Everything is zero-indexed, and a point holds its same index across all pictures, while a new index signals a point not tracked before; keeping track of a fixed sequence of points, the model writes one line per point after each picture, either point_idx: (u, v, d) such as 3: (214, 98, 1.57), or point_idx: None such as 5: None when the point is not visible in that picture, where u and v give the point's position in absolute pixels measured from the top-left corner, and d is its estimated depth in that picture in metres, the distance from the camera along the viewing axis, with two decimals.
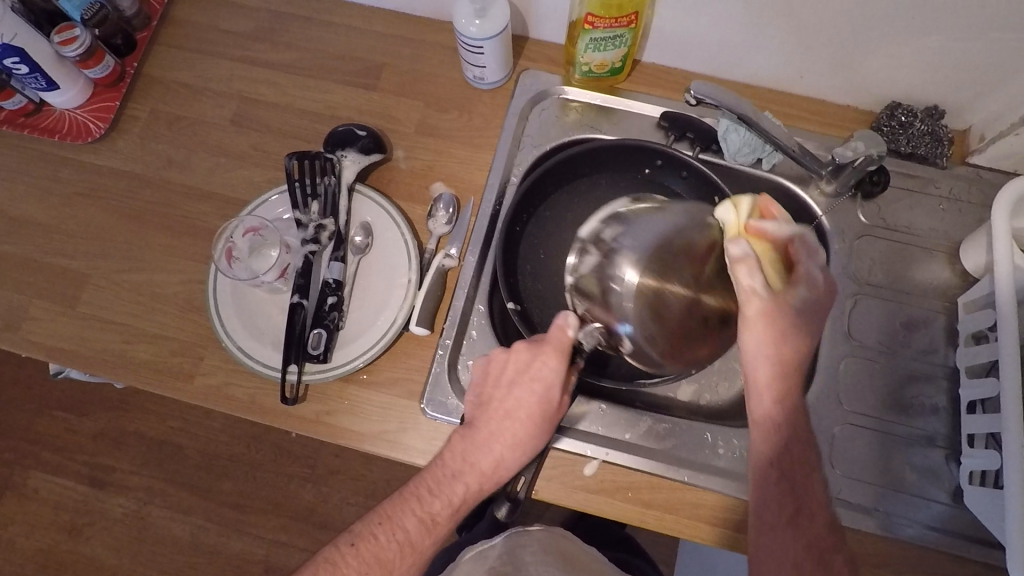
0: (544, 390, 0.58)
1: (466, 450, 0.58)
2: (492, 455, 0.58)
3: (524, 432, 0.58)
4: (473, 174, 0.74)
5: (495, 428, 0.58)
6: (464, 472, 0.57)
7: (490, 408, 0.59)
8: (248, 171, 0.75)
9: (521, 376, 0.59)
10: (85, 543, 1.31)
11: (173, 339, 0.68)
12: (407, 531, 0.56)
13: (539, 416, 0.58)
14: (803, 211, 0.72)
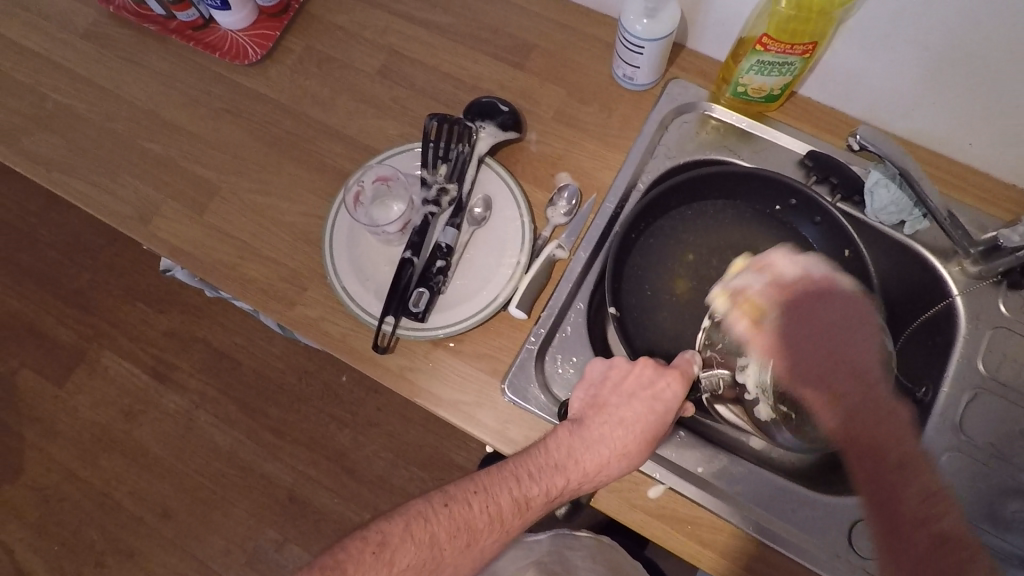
0: (657, 410, 0.59)
1: (573, 449, 0.58)
2: (604, 459, 0.58)
3: (635, 446, 0.58)
4: (600, 171, 0.73)
5: (608, 437, 0.58)
6: (568, 468, 0.57)
7: (614, 414, 0.59)
8: (383, 121, 0.76)
9: (642, 392, 0.60)
10: (137, 430, 1.39)
11: (282, 264, 0.70)
12: (499, 506, 0.57)
13: (650, 437, 0.58)
14: (937, 285, 0.68)
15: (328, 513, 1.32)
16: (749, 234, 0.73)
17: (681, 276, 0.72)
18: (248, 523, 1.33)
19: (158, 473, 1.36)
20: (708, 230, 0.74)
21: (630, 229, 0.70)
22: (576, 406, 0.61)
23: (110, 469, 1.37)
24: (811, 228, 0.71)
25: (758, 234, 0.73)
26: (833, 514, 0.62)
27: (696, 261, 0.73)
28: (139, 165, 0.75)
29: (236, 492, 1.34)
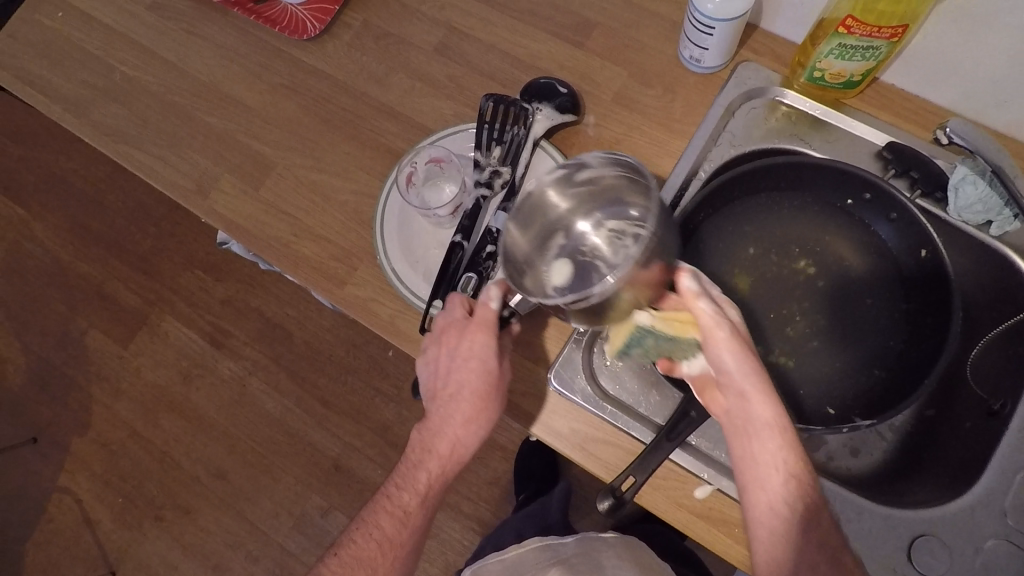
0: (442, 375, 0.60)
1: (427, 438, 0.59)
2: (453, 440, 0.59)
3: (462, 414, 0.59)
4: (660, 159, 0.70)
5: (452, 411, 0.59)
6: (426, 460, 0.59)
7: (437, 395, 0.60)
8: (439, 100, 0.75)
9: (456, 355, 0.59)
10: (195, 393, 1.45)
11: (334, 244, 0.71)
12: (382, 528, 0.57)
13: (482, 395, 0.59)
14: (1023, 292, 0.62)
15: (372, 484, 1.35)
16: (816, 230, 0.69)
17: (738, 272, 0.69)
18: (296, 489, 1.37)
19: (214, 436, 1.42)
20: (772, 224, 0.70)
21: (688, 220, 0.67)
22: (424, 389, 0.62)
23: (170, 430, 1.43)
24: (886, 226, 0.67)
25: (826, 230, 0.69)
26: (891, 528, 0.59)
27: (757, 256, 0.69)
28: (201, 141, 0.76)
29: (284, 458, 1.39)
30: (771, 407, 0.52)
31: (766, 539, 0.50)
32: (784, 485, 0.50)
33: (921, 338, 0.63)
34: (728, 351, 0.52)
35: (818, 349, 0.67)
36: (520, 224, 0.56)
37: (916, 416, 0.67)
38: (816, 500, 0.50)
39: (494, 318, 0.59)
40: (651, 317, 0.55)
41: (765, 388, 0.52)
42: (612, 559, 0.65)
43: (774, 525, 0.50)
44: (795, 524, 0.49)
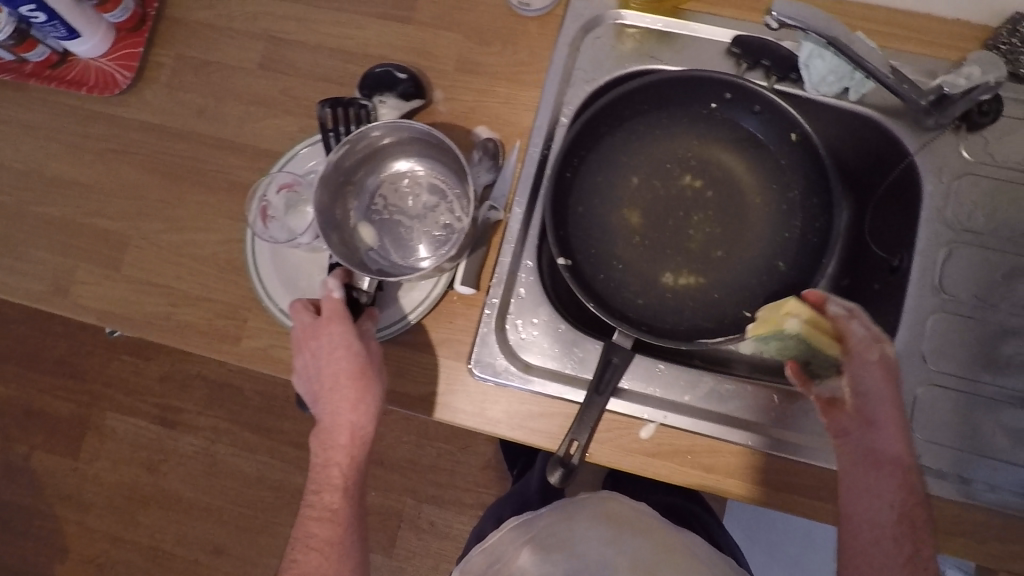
0: (315, 374, 0.58)
1: (325, 437, 0.59)
2: (349, 429, 0.58)
3: (345, 401, 0.57)
4: (519, 114, 0.67)
5: (337, 403, 0.57)
6: (333, 456, 0.58)
7: (320, 394, 0.59)
8: (279, 119, 0.69)
9: (317, 345, 0.57)
10: (162, 479, 1.37)
11: (215, 301, 0.67)
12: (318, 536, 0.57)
13: (355, 376, 0.57)
14: (895, 145, 0.64)
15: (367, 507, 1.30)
16: (687, 141, 0.68)
17: (626, 206, 0.68)
18: None
19: (195, 514, 1.35)
20: (645, 148, 0.68)
21: (563, 170, 0.65)
22: (308, 392, 0.61)
23: (150, 523, 1.36)
24: (751, 119, 0.66)
25: (700, 139, 0.68)
26: None
27: (639, 184, 0.68)
28: (46, 235, 0.70)
29: (273, 512, 1.33)
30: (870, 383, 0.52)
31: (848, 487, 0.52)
32: (891, 441, 0.51)
33: (817, 219, 0.64)
34: (871, 372, 0.52)
35: (722, 257, 0.67)
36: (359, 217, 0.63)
37: (832, 288, 0.71)
38: (918, 496, 0.50)
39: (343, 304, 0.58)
40: (797, 322, 0.54)
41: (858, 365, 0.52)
42: (582, 524, 0.63)
43: (858, 471, 0.51)
44: (891, 474, 0.51)
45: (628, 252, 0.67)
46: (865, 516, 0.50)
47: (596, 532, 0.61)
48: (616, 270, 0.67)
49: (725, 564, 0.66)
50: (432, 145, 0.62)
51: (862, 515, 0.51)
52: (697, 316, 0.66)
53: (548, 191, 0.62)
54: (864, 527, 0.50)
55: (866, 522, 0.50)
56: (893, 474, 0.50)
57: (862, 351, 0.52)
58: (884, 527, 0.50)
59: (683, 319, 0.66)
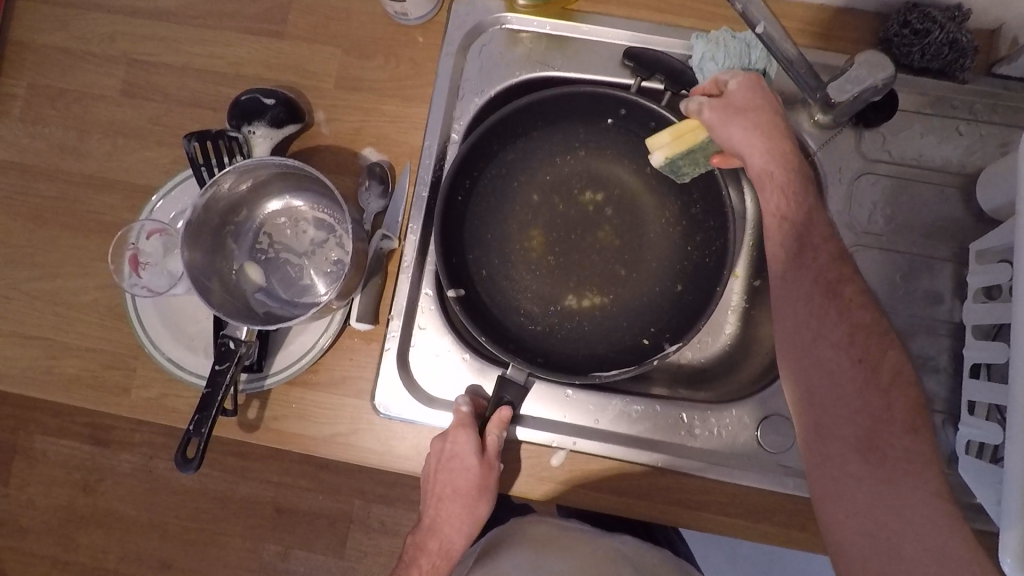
0: (429, 493, 0.60)
1: (420, 538, 0.61)
2: (440, 538, 0.60)
3: (452, 511, 0.59)
4: (408, 133, 0.63)
5: (444, 515, 0.60)
6: (421, 556, 0.60)
7: (428, 491, 0.59)
8: (149, 150, 0.64)
9: (450, 454, 0.58)
10: (99, 499, 1.31)
11: (98, 351, 0.62)
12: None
13: (468, 489, 0.58)
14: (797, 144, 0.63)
15: (315, 511, 1.29)
16: (584, 157, 0.66)
17: (523, 228, 0.66)
18: (245, 545, 1.30)
19: (140, 531, 1.32)
20: (541, 166, 0.66)
21: (451, 196, 0.61)
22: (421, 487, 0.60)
23: (91, 543, 1.31)
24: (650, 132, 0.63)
25: (595, 156, 0.66)
26: (740, 420, 0.60)
27: (536, 205, 0.66)
28: None
29: (219, 522, 1.31)
30: (766, 158, 0.53)
31: (790, 346, 0.51)
32: (801, 264, 0.51)
33: (713, 234, 0.62)
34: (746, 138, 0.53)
35: (624, 276, 0.65)
36: (241, 257, 0.60)
37: (746, 287, 0.70)
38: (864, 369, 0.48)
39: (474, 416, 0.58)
40: None
41: (755, 135, 0.53)
42: (507, 560, 0.64)
43: (783, 294, 0.52)
44: (818, 297, 0.50)
45: (527, 274, 0.65)
46: (802, 369, 0.50)
47: (521, 556, 0.64)
48: (514, 296, 0.65)
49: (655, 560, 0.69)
50: (313, 180, 0.58)
51: (807, 370, 0.49)
52: (607, 333, 0.64)
53: (437, 219, 0.58)
54: (819, 381, 0.49)
55: (812, 375, 0.49)
56: (824, 302, 0.50)
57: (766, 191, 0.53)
58: (828, 366, 0.49)
59: (592, 338, 0.64)
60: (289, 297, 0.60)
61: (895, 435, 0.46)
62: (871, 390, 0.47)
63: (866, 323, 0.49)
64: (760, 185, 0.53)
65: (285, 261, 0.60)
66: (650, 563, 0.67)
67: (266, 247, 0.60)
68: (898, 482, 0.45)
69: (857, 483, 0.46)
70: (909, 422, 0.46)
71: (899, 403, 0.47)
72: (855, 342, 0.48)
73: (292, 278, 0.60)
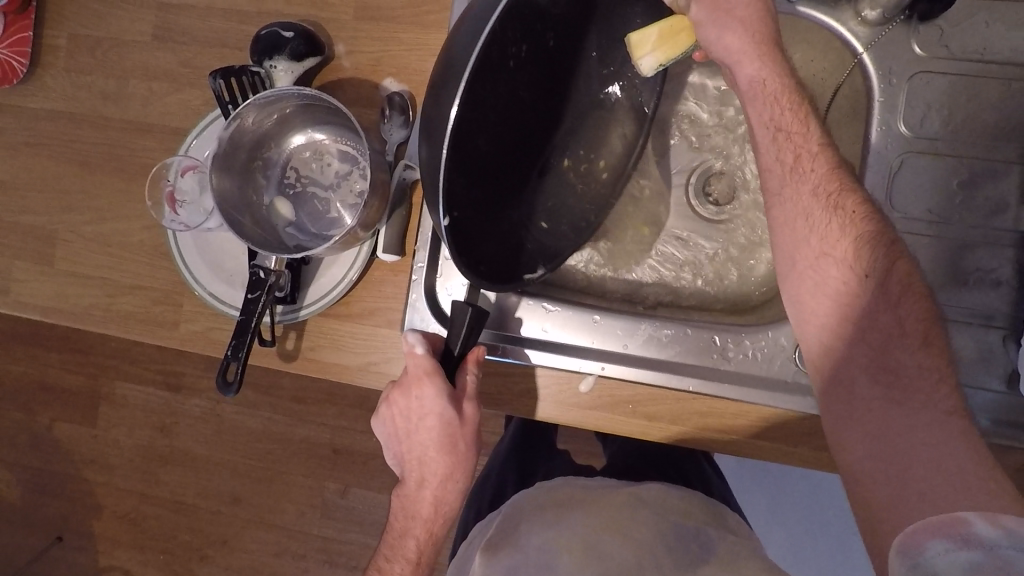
0: (408, 453, 0.59)
1: (408, 504, 0.60)
2: (430, 501, 0.59)
3: (433, 471, 0.58)
4: (426, 60, 0.62)
5: (429, 477, 0.58)
6: (414, 522, 0.59)
7: (409, 453, 0.59)
8: (182, 93, 0.66)
9: (419, 409, 0.57)
10: (176, 439, 1.42)
11: (148, 289, 0.66)
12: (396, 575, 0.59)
13: (446, 441, 0.57)
14: (842, 49, 0.59)
15: (371, 452, 1.35)
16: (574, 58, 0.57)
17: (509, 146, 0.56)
18: (308, 483, 1.38)
19: (213, 470, 1.41)
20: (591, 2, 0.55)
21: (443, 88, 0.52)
22: (400, 450, 0.60)
23: (172, 480, 1.42)
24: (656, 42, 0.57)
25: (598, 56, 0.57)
26: (776, 343, 0.58)
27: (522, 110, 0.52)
28: None
29: (283, 461, 1.39)
30: (758, 65, 0.51)
31: (790, 264, 0.49)
32: (796, 174, 0.49)
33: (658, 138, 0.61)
34: (725, 39, 0.51)
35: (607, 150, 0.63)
36: (269, 192, 0.61)
37: None
38: (872, 290, 0.45)
39: (433, 363, 0.56)
40: None
41: (740, 42, 0.51)
42: (530, 519, 0.64)
43: (782, 212, 0.49)
44: (817, 211, 0.48)
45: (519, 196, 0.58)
46: (809, 287, 0.47)
47: (534, 519, 0.64)
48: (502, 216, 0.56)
49: (693, 501, 0.69)
50: (333, 111, 0.58)
51: (812, 287, 0.47)
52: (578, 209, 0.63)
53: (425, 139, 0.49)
54: (828, 300, 0.46)
55: (819, 293, 0.47)
56: (824, 215, 0.47)
57: (756, 109, 0.51)
58: (832, 281, 0.46)
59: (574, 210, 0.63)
60: (318, 229, 0.61)
61: (905, 350, 0.42)
62: (877, 303, 0.44)
63: (869, 235, 0.46)
64: (752, 96, 0.51)
65: (313, 194, 0.62)
66: (674, 507, 0.66)
67: (291, 181, 0.62)
68: (905, 399, 0.40)
69: (860, 402, 0.42)
70: (921, 333, 0.42)
71: (910, 314, 0.43)
72: (858, 256, 0.45)
73: (321, 212, 0.61)
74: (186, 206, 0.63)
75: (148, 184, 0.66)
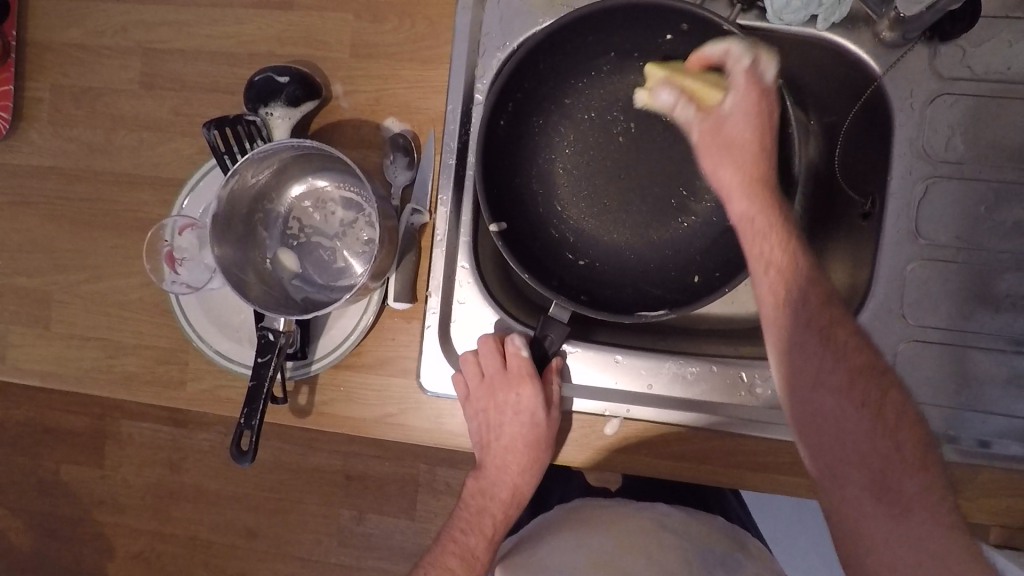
0: (494, 442, 0.59)
1: (484, 486, 0.61)
2: (509, 486, 0.60)
3: (516, 462, 0.59)
4: (428, 98, 0.59)
5: (511, 463, 0.59)
6: (492, 502, 0.60)
7: (493, 443, 0.59)
8: (174, 142, 0.63)
9: (515, 407, 0.57)
10: (184, 474, 1.39)
11: (152, 348, 0.63)
12: (454, 569, 0.58)
13: (537, 442, 0.58)
14: (858, 69, 0.57)
15: (384, 476, 1.33)
16: (647, 81, 0.61)
17: (571, 152, 0.63)
18: (322, 511, 1.36)
19: (225, 504, 1.39)
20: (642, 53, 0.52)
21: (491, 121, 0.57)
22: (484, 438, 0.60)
23: (183, 516, 1.40)
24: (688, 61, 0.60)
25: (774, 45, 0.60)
26: None
27: (591, 121, 0.62)
28: None
29: (295, 491, 1.36)
30: (724, 159, 0.54)
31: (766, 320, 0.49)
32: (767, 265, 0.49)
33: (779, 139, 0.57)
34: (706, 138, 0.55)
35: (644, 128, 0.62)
36: (271, 246, 0.58)
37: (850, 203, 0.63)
38: (840, 339, 0.45)
39: (534, 364, 0.57)
40: None
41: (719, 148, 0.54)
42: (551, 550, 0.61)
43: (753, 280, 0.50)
44: (775, 274, 0.48)
45: (578, 197, 0.63)
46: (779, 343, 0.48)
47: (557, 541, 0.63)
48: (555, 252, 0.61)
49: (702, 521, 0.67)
50: (334, 158, 0.56)
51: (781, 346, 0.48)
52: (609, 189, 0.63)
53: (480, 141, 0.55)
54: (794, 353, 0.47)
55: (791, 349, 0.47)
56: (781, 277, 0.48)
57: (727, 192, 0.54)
58: (795, 339, 0.47)
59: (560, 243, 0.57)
60: (325, 280, 0.59)
61: (861, 405, 0.44)
62: (836, 356, 0.45)
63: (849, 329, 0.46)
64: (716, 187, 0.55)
65: (317, 244, 0.59)
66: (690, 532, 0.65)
67: (294, 232, 0.59)
68: (897, 514, 0.41)
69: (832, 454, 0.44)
70: (894, 420, 0.43)
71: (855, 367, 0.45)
72: (816, 312, 0.46)
73: (327, 263, 0.59)
74: (184, 265, 0.61)
75: (145, 244, 0.63)
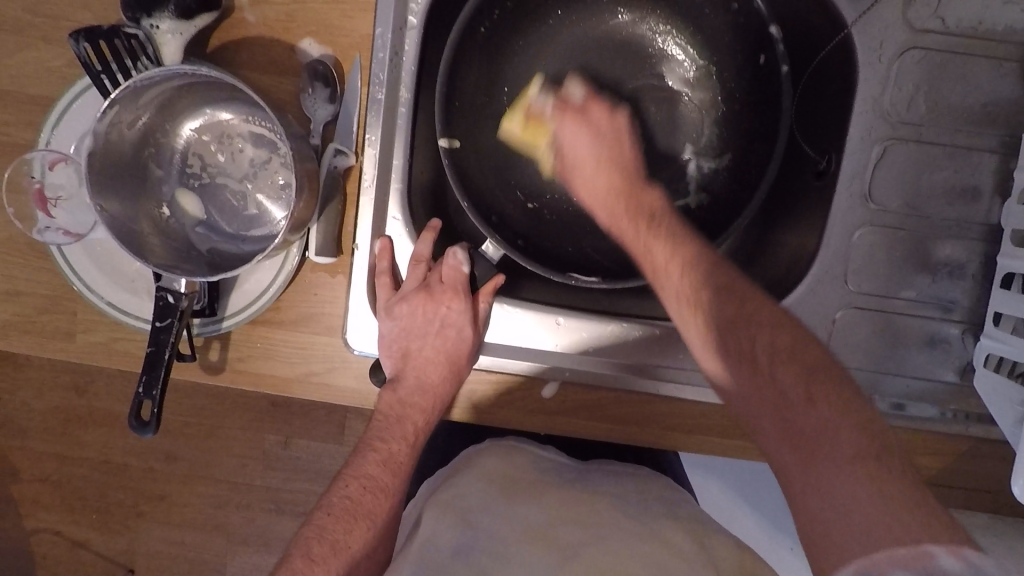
0: (415, 351, 0.55)
1: (399, 394, 0.54)
2: (428, 397, 0.54)
3: (438, 373, 0.54)
4: (352, 17, 0.51)
5: (431, 370, 0.54)
6: (411, 412, 0.53)
7: (411, 352, 0.55)
8: (39, 51, 0.52)
9: (438, 315, 0.55)
10: None
11: (26, 296, 0.54)
12: (377, 477, 0.51)
13: (459, 352, 0.54)
14: (827, 16, 0.53)
15: None
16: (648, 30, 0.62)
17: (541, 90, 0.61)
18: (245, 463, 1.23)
19: None
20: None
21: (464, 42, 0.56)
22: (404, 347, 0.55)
23: None
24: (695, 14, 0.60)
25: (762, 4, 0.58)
26: None
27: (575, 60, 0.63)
28: None
29: None
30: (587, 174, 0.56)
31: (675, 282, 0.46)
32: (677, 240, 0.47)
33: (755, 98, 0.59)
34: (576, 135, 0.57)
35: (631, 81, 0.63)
36: (168, 189, 0.50)
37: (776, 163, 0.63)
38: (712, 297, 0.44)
39: (466, 280, 0.56)
40: None
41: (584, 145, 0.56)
42: None
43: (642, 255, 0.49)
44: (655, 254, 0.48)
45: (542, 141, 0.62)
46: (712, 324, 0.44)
47: None
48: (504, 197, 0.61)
49: None
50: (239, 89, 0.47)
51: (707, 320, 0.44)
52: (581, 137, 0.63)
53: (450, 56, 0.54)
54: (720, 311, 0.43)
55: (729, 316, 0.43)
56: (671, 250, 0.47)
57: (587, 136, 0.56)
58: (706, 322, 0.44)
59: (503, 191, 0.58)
60: (234, 229, 0.51)
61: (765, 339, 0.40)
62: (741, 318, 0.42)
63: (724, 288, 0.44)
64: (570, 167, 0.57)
65: (220, 188, 0.52)
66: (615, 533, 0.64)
67: (194, 171, 0.51)
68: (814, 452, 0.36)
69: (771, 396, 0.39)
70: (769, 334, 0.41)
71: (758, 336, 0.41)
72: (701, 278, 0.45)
73: (236, 210, 0.52)
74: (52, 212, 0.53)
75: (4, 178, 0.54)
